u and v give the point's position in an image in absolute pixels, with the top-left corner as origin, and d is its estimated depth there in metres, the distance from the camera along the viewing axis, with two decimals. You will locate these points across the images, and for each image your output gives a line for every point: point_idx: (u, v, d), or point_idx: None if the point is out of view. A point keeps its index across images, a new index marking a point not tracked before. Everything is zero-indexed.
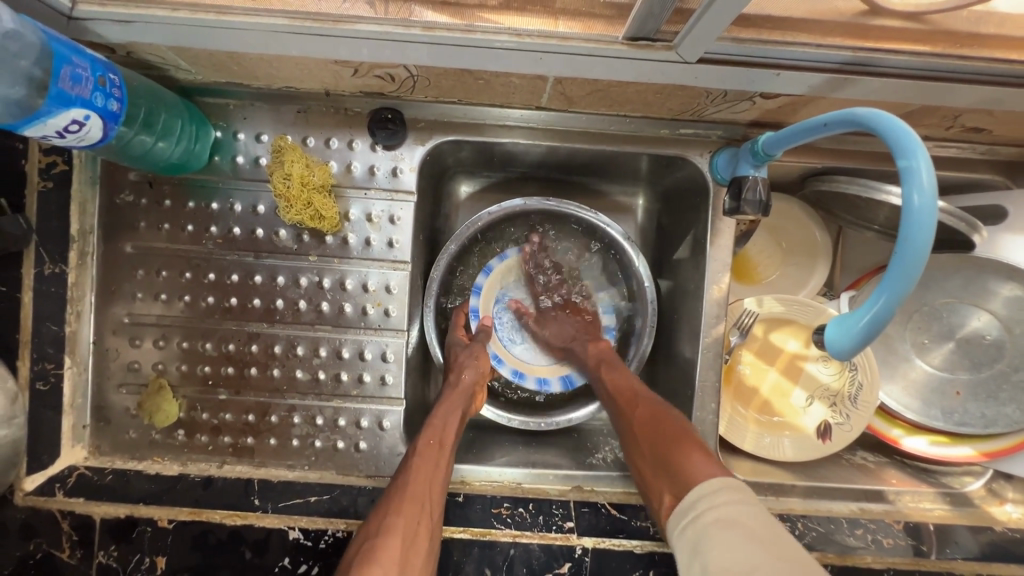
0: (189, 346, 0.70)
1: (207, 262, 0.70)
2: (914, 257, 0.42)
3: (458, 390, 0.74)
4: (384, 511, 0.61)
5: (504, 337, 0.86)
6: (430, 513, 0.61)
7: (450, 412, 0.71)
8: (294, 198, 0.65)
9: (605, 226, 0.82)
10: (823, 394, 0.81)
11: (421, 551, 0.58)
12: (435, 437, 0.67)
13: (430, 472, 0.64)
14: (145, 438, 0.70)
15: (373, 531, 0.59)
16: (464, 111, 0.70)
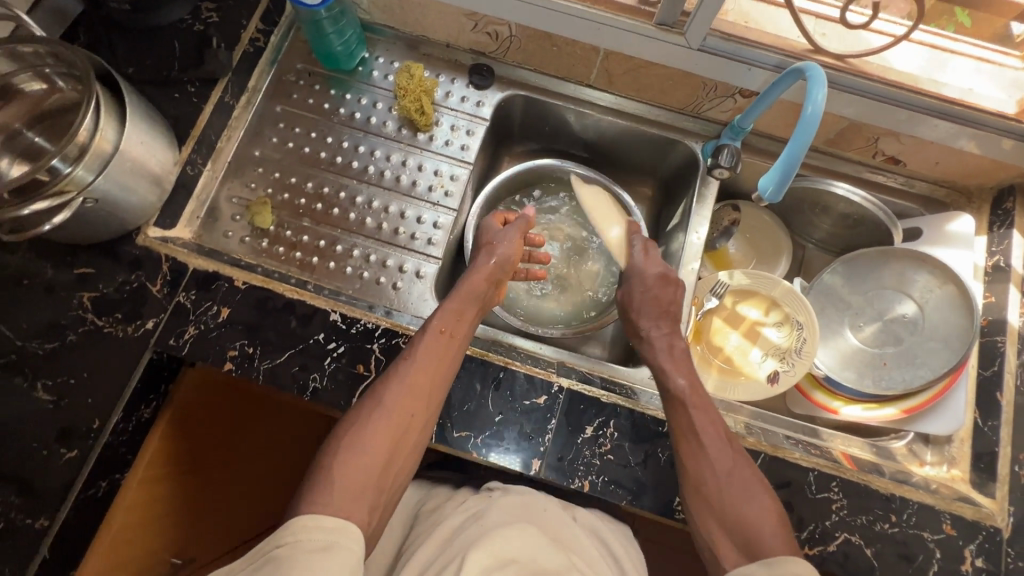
0: (295, 183, 0.93)
1: (329, 131, 0.96)
2: (798, 146, 0.67)
3: (476, 283, 0.83)
4: (385, 394, 0.70)
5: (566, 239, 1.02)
6: (424, 402, 0.71)
7: (464, 307, 0.80)
8: (411, 92, 0.92)
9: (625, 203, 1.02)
10: (776, 353, 0.96)
11: (413, 433, 0.69)
12: (444, 330, 0.76)
13: (433, 358, 0.73)
14: (237, 238, 0.88)
15: (369, 411, 0.69)
16: (536, 78, 0.99)
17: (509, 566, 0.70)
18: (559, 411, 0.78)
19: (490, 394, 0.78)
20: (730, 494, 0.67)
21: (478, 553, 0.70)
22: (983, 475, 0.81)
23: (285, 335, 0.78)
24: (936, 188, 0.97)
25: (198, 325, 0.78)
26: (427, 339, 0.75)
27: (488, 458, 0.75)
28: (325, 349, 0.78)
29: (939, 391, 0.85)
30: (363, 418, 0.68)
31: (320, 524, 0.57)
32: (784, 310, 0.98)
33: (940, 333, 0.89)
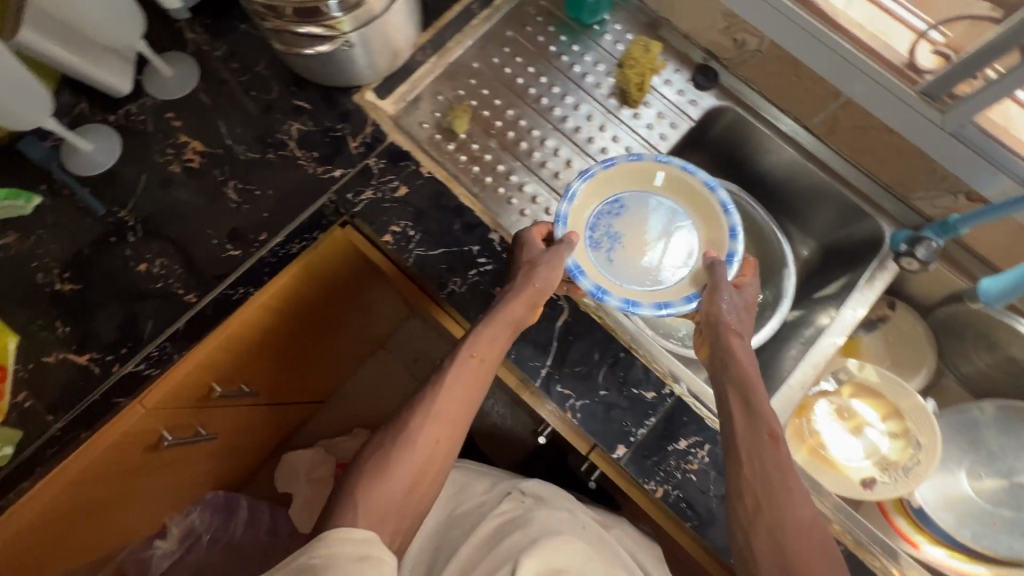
0: (497, 105, 0.96)
1: (546, 72, 0.98)
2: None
3: (509, 312, 0.74)
4: (419, 419, 0.69)
5: (593, 237, 0.88)
6: (453, 429, 0.70)
7: (501, 330, 0.73)
8: (640, 65, 0.93)
9: (729, 219, 0.84)
10: (880, 463, 0.91)
11: (440, 460, 0.69)
12: (476, 354, 0.72)
13: (466, 383, 0.71)
14: (429, 132, 0.92)
15: (395, 440, 0.68)
16: (756, 100, 0.97)
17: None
18: (661, 412, 0.77)
19: (604, 367, 0.79)
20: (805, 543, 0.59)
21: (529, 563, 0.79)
22: None
23: (444, 233, 0.82)
24: None
25: (376, 191, 0.83)
26: (456, 363, 0.72)
27: (580, 423, 0.76)
28: (474, 260, 0.81)
29: None
30: (387, 449, 0.67)
31: (352, 535, 0.58)
32: (904, 423, 0.92)
33: None
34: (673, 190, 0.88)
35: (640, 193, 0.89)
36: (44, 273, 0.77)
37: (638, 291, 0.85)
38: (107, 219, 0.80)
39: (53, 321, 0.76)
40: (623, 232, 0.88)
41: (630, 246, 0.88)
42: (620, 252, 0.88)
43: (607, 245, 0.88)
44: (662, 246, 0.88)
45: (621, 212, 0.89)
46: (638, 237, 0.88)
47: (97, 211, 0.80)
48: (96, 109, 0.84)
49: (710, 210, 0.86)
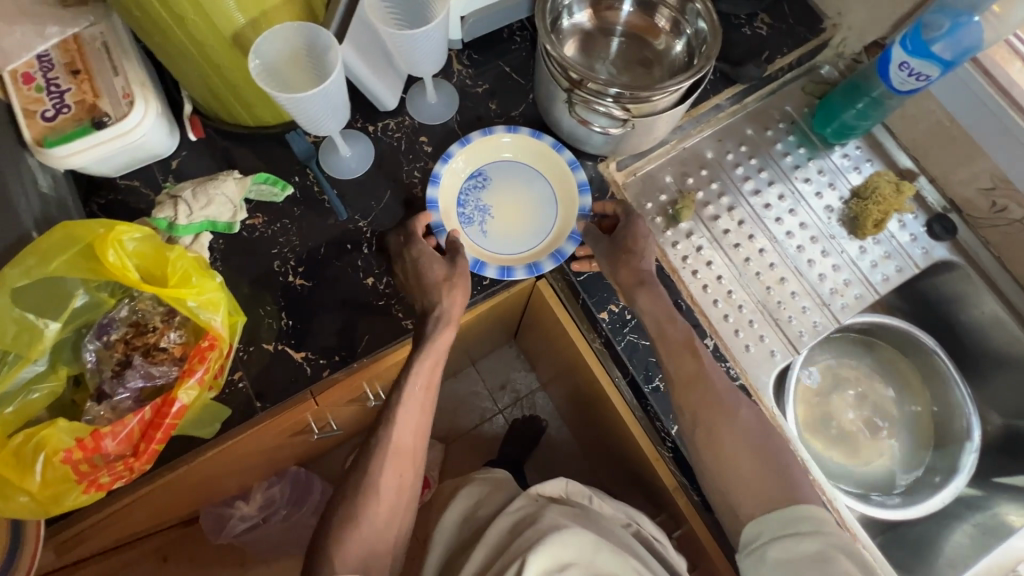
0: (722, 200, 0.94)
1: (779, 180, 0.96)
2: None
3: (440, 348, 0.74)
4: (376, 462, 0.71)
5: (468, 216, 0.84)
6: (410, 466, 0.74)
7: (438, 357, 0.75)
8: (885, 205, 0.91)
9: (580, 175, 0.85)
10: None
11: (404, 497, 0.74)
12: (420, 383, 0.73)
13: (418, 419, 0.74)
14: (651, 212, 0.92)
15: (361, 488, 0.70)
16: (989, 263, 0.94)
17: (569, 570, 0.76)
18: None
19: None
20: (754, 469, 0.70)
21: (538, 557, 0.75)
22: None
23: None
24: None
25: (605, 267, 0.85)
26: (403, 399, 0.72)
27: None
28: None
29: None
30: (358, 497, 0.70)
31: None
32: None
33: None
34: (523, 155, 0.87)
35: (501, 175, 0.87)
36: (281, 263, 0.81)
37: (490, 246, 0.83)
38: (346, 225, 0.83)
39: (279, 312, 0.79)
40: (495, 205, 0.86)
41: (493, 202, 0.86)
42: (489, 225, 0.84)
43: (481, 220, 0.85)
44: (523, 210, 0.85)
45: (486, 185, 0.86)
46: (507, 202, 0.86)
47: (339, 215, 0.83)
48: (359, 115, 0.87)
49: (549, 155, 0.86)
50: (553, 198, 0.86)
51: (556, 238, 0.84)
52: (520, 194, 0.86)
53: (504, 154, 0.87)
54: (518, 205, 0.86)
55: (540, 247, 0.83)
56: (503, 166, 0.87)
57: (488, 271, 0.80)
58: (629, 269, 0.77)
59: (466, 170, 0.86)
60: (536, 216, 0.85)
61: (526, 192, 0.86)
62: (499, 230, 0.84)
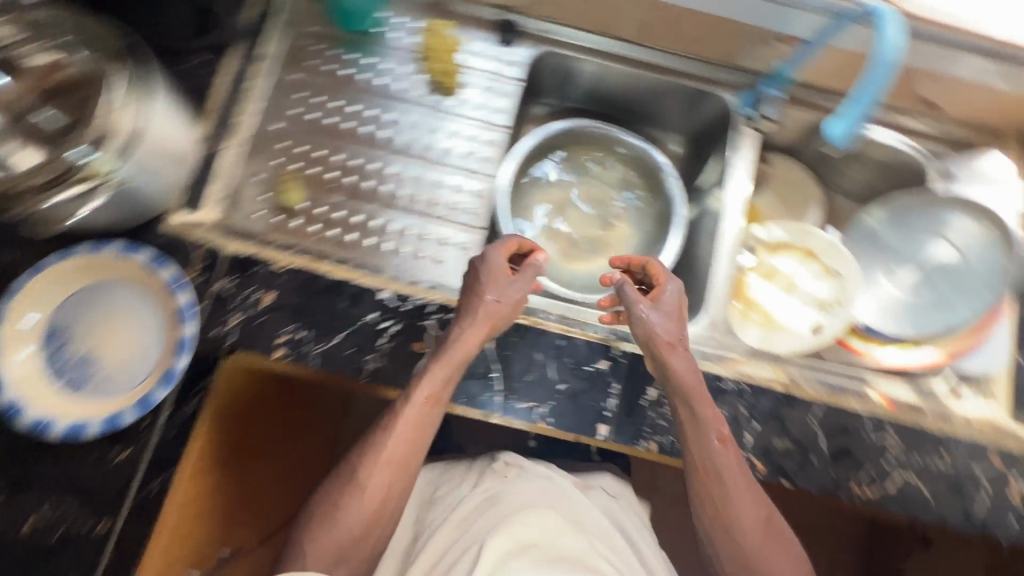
0: (321, 157, 0.87)
1: (354, 99, 0.90)
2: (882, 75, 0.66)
3: (455, 355, 0.71)
4: (365, 464, 0.71)
5: (66, 382, 0.68)
6: (403, 475, 0.72)
7: (450, 368, 0.71)
8: (437, 54, 0.91)
9: (147, 252, 0.72)
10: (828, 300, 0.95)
11: (389, 508, 0.72)
12: (426, 395, 0.70)
13: (416, 429, 0.71)
14: (265, 220, 0.83)
15: (350, 483, 0.70)
16: (564, 33, 0.95)
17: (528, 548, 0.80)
18: (622, 374, 0.77)
19: (551, 362, 0.77)
20: (738, 517, 0.69)
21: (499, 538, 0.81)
22: None
23: (334, 318, 0.75)
24: (966, 131, 0.97)
25: (242, 313, 0.74)
26: (408, 404, 0.71)
27: (555, 426, 0.74)
28: (378, 329, 0.75)
29: (976, 331, 0.89)
30: (333, 499, 0.71)
31: None
32: (822, 261, 0.98)
33: (978, 276, 0.91)
34: (76, 278, 0.71)
35: (71, 314, 0.71)
36: None
37: (115, 390, 0.69)
38: None
39: None
40: (90, 347, 0.70)
41: (84, 346, 0.70)
42: (99, 371, 0.69)
43: (90, 373, 0.69)
44: (122, 328, 0.71)
45: (64, 337, 0.70)
46: (99, 334, 0.71)
47: None
48: None
49: (99, 257, 0.72)
50: (142, 293, 0.72)
51: (172, 327, 0.71)
52: (106, 315, 0.71)
53: (55, 294, 0.71)
54: (115, 326, 0.71)
55: (166, 348, 0.70)
56: (63, 305, 0.71)
57: (128, 416, 0.67)
58: (506, 292, 0.76)
59: (31, 339, 0.68)
60: (140, 323, 0.71)
61: (111, 309, 0.72)
62: (113, 367, 0.70)
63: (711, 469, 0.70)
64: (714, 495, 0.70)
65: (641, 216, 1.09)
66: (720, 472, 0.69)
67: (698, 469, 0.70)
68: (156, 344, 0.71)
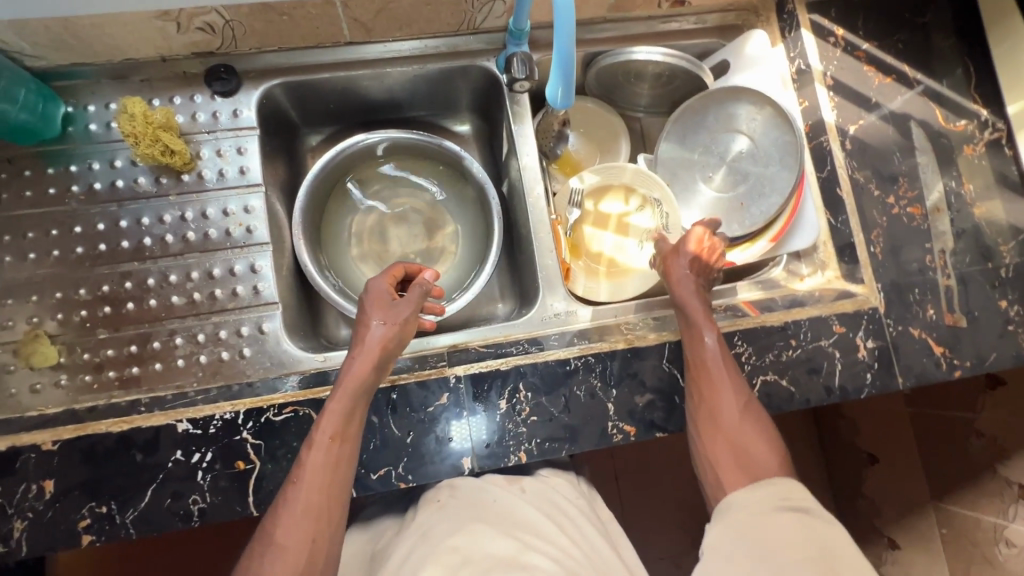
0: (63, 296, 0.75)
1: (74, 217, 0.77)
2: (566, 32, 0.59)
3: (363, 366, 0.67)
4: (280, 517, 0.60)
5: None
6: (327, 520, 0.61)
7: (356, 403, 0.66)
8: (141, 135, 0.74)
9: None
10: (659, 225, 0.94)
11: (318, 564, 0.59)
12: (328, 433, 0.63)
13: (326, 475, 0.62)
14: (25, 393, 0.72)
15: (273, 542, 0.59)
16: (288, 58, 0.84)
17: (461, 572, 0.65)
18: (466, 399, 0.73)
19: (391, 418, 0.71)
20: (740, 442, 0.66)
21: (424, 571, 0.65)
22: (849, 266, 0.87)
23: (136, 474, 0.66)
24: (726, 15, 0.95)
25: (26, 515, 0.64)
26: (310, 449, 0.63)
27: (417, 481, 0.70)
28: (191, 466, 0.67)
29: (790, 214, 0.90)
30: (258, 556, 0.59)
31: None
32: (640, 193, 0.96)
33: (774, 158, 0.91)
34: None
35: None
36: None
37: None
38: None
39: None
40: None
41: None
42: None
43: None
44: None
45: None
46: None
47: None
48: None
49: None
50: None
51: None
52: None
53: None
54: None
55: None
56: None
57: None
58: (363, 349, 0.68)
59: None
60: None
61: None
62: None
63: (723, 389, 0.69)
64: (706, 392, 0.70)
65: (467, 209, 1.03)
66: (716, 385, 0.70)
67: (701, 379, 0.71)
68: None
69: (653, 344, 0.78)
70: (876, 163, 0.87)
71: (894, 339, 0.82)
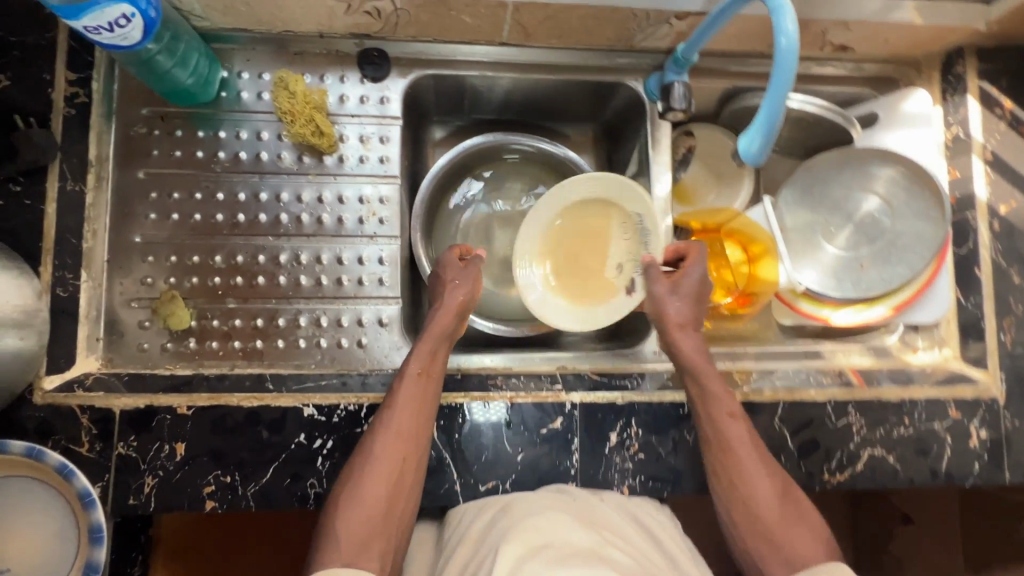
0: (199, 261, 0.76)
1: (216, 184, 0.77)
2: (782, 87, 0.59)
3: (444, 317, 0.73)
4: (376, 438, 0.66)
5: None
6: (417, 445, 0.67)
7: (438, 345, 0.71)
8: (298, 114, 0.75)
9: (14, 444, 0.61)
10: (615, 264, 0.76)
11: (406, 484, 0.66)
12: (419, 368, 0.69)
13: (417, 405, 0.68)
14: (156, 350, 0.74)
15: (366, 457, 0.65)
16: (439, 49, 0.83)
17: (540, 553, 0.60)
18: (579, 428, 0.73)
19: (505, 434, 0.72)
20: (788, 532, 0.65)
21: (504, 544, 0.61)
22: (972, 349, 0.85)
23: (260, 451, 0.68)
24: (885, 67, 0.91)
25: (157, 473, 0.66)
26: (402, 379, 0.69)
27: None
28: (312, 450, 0.69)
29: (920, 287, 0.86)
30: (357, 472, 0.64)
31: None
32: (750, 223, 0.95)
33: (911, 228, 0.87)
34: None
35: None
36: None
37: None
38: None
39: None
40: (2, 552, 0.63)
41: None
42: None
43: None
44: (31, 522, 0.63)
45: None
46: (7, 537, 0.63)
47: None
48: None
49: None
50: (36, 481, 0.64)
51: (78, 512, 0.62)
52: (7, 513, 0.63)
53: None
54: (22, 523, 0.63)
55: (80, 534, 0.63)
56: None
57: None
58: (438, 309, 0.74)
59: None
60: (48, 513, 0.64)
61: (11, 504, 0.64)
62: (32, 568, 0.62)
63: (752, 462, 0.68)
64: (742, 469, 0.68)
65: None
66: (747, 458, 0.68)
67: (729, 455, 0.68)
68: (71, 532, 0.63)
69: (767, 401, 0.77)
70: (1019, 249, 0.84)
71: (1008, 433, 0.80)
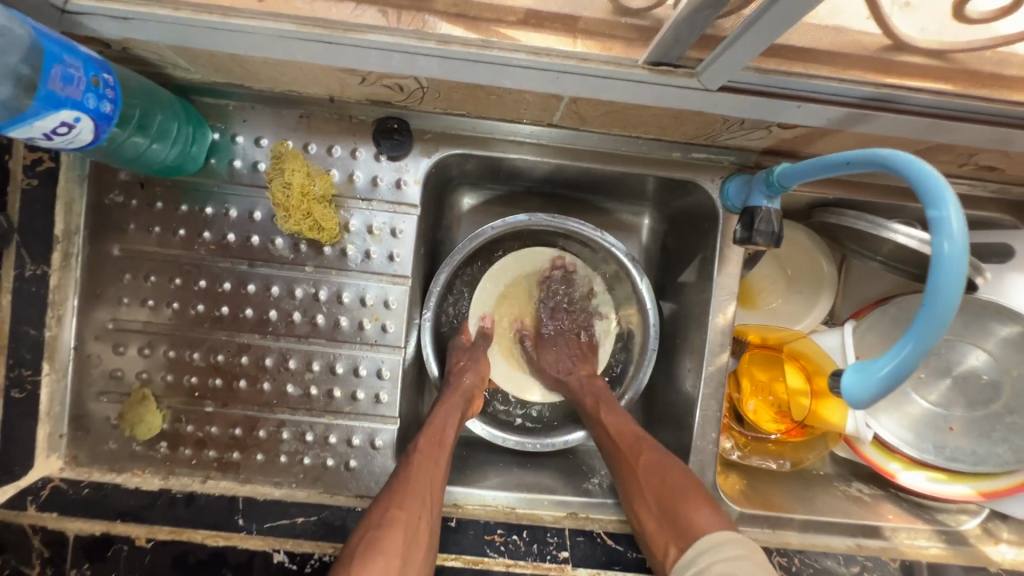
0: (175, 355, 0.67)
1: (198, 269, 0.67)
2: (941, 310, 0.40)
3: (459, 393, 0.73)
4: (387, 503, 0.60)
5: None
6: (431, 510, 0.60)
7: (451, 417, 0.70)
8: (293, 208, 0.63)
9: None
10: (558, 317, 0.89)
11: (419, 552, 0.57)
12: (433, 438, 0.67)
13: (431, 469, 0.63)
14: (123, 452, 0.67)
15: (377, 521, 0.58)
16: (474, 124, 0.68)
17: None
18: None
19: None
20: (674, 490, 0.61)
21: None
22: None
23: None
24: None
25: None
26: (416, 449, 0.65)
27: None
28: None
29: None
30: (369, 533, 0.57)
31: None
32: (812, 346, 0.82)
33: None
34: None
35: None
36: None
37: None
38: None
39: None
40: None
41: None
42: None
43: None
44: None
45: None
46: None
47: None
48: None
49: None
50: None
51: None
52: None
53: None
54: None
55: None
56: None
57: None
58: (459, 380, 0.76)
59: None
60: None
61: None
62: None
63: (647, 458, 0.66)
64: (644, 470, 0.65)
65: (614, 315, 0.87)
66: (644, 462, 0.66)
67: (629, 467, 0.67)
68: None
69: None
70: None
71: None
